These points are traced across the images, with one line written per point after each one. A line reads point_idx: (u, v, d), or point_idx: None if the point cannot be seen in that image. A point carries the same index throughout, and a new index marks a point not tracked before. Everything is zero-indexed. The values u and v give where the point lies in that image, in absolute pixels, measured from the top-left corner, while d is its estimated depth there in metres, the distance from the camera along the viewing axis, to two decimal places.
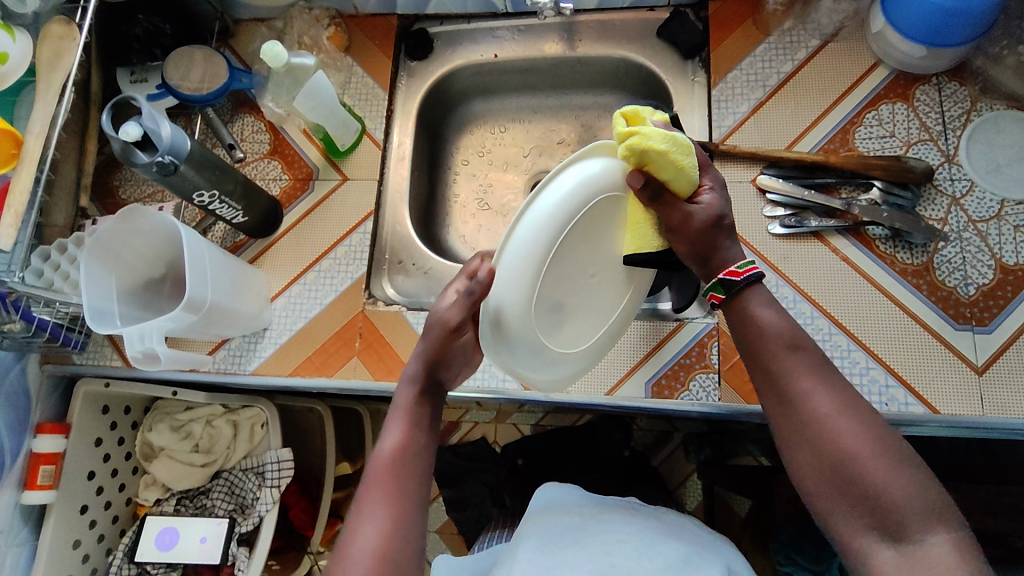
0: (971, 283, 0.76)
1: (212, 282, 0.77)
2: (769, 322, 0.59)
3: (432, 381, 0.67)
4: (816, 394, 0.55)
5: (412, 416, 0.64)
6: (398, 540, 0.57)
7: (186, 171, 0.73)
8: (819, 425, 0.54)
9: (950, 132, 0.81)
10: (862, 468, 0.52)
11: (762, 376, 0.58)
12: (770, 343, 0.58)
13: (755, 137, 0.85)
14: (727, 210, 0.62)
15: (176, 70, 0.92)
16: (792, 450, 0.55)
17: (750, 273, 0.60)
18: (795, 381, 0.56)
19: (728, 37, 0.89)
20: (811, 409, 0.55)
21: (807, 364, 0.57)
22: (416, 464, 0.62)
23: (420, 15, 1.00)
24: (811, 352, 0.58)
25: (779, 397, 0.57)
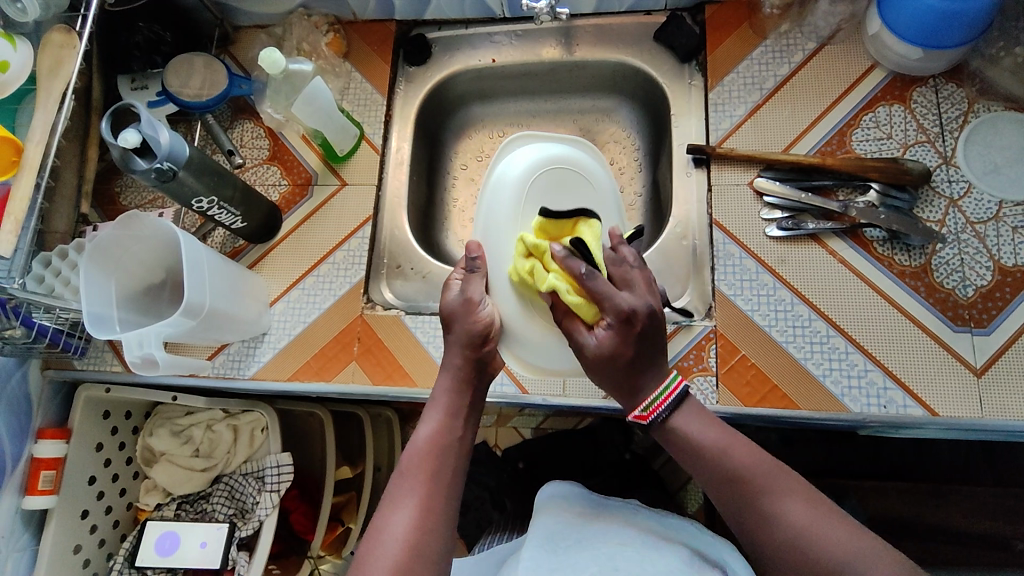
0: (970, 284, 0.76)
1: (211, 287, 0.78)
2: (715, 448, 0.62)
3: (470, 375, 0.68)
4: (783, 510, 0.58)
5: (447, 407, 0.66)
6: (427, 529, 0.59)
7: (185, 177, 0.73)
8: (795, 545, 0.56)
9: (947, 134, 0.81)
10: (844, 574, 0.54)
11: (734, 496, 0.61)
12: (730, 464, 0.61)
13: (752, 140, 0.85)
14: (616, 350, 0.64)
15: (176, 78, 0.93)
16: (777, 564, 0.58)
17: (658, 412, 0.64)
18: (763, 506, 0.59)
19: (724, 40, 0.89)
20: (784, 530, 0.57)
21: (771, 479, 0.60)
22: (449, 455, 0.64)
23: (418, 20, 1.01)
24: (767, 473, 0.60)
25: (754, 516, 0.59)
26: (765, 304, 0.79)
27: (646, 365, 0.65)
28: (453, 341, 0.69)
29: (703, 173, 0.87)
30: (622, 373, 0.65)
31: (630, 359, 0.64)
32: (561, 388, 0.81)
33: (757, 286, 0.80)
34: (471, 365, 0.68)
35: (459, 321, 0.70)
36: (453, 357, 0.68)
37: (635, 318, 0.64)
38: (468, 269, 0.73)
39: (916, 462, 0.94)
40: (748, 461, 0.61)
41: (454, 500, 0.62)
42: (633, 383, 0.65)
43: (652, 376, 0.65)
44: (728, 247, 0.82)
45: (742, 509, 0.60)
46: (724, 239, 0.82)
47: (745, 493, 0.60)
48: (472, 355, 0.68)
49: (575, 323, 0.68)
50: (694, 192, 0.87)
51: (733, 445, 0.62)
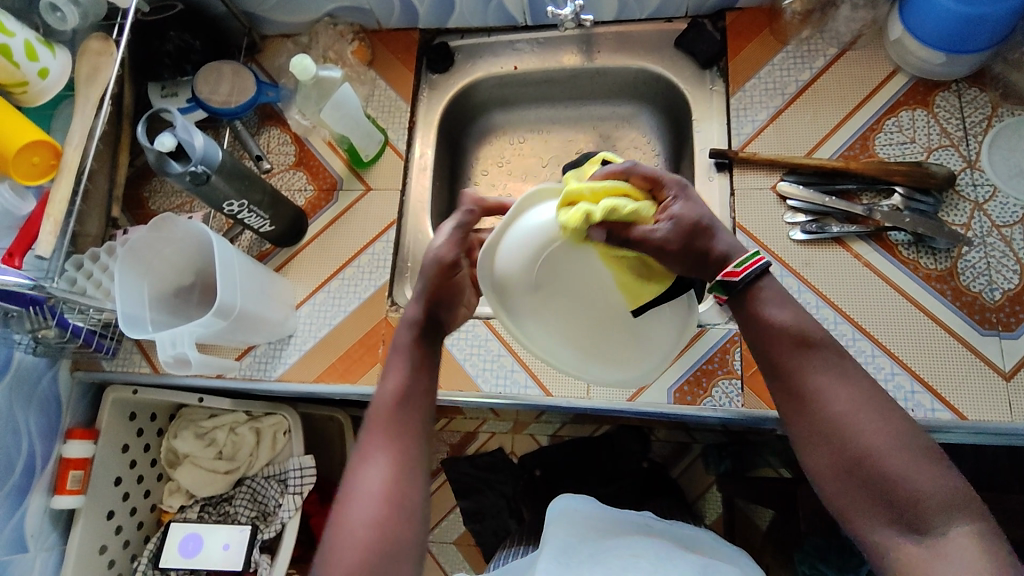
0: (997, 288, 0.76)
1: (242, 289, 0.79)
2: (785, 323, 0.59)
3: (430, 325, 0.68)
4: (838, 391, 0.56)
5: (412, 358, 0.66)
6: (403, 484, 0.58)
7: (217, 180, 0.75)
8: (842, 422, 0.54)
9: (971, 138, 0.82)
10: (886, 463, 0.52)
11: (782, 374, 0.58)
12: (789, 343, 0.58)
13: (774, 144, 0.86)
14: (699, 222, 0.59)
15: (206, 84, 0.95)
16: (810, 447, 0.56)
17: (750, 271, 0.60)
18: (818, 380, 0.56)
19: (746, 46, 0.90)
20: (829, 409, 0.55)
21: (824, 362, 0.57)
22: (417, 406, 0.63)
23: (441, 29, 1.02)
24: (833, 348, 0.58)
25: (800, 395, 0.57)
26: None
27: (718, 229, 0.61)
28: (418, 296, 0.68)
29: (725, 176, 0.88)
30: (700, 249, 0.59)
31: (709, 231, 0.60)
32: (585, 391, 0.81)
33: (781, 289, 0.80)
34: (424, 318, 0.67)
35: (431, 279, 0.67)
36: (415, 309, 0.68)
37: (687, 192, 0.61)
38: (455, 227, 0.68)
39: None
40: (817, 332, 0.58)
41: (423, 447, 0.62)
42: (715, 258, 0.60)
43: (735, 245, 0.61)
44: (751, 250, 0.82)
45: (793, 378, 0.57)
46: (747, 242, 0.83)
47: (804, 360, 0.57)
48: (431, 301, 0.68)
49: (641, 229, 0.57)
50: (717, 195, 0.87)
51: (803, 322, 0.59)
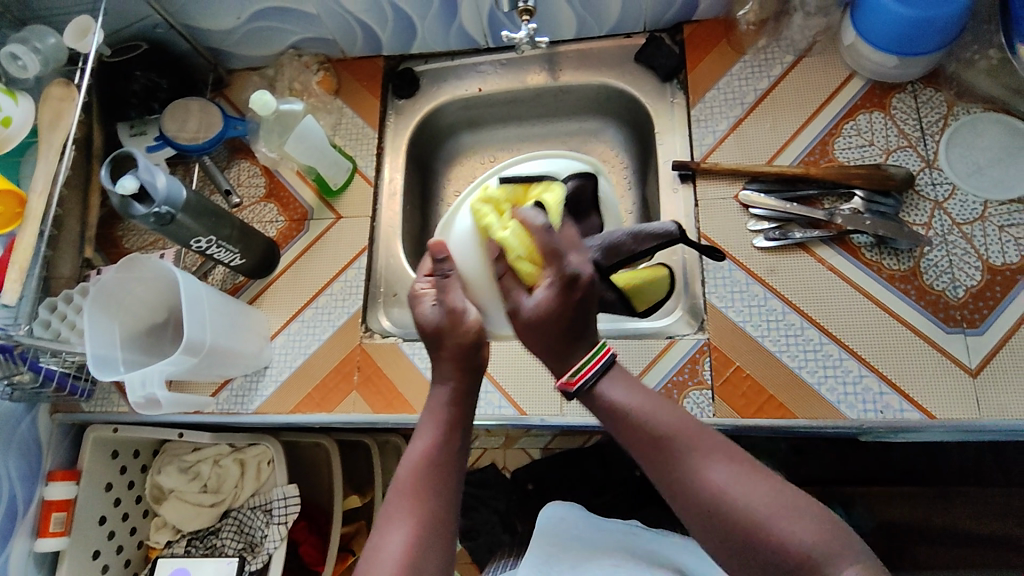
0: (960, 285, 0.77)
1: (212, 324, 0.79)
2: (639, 413, 0.60)
3: (466, 379, 0.68)
4: (704, 470, 0.56)
5: (442, 419, 0.66)
6: (425, 545, 0.58)
7: (184, 221, 0.76)
8: (716, 504, 0.54)
9: (929, 138, 0.82)
10: (765, 529, 0.52)
11: (653, 462, 0.58)
12: (647, 433, 0.59)
13: (735, 153, 0.86)
14: (554, 308, 0.64)
15: (174, 121, 0.96)
16: (696, 528, 0.55)
17: (585, 379, 0.63)
18: (685, 468, 0.56)
19: (704, 58, 0.91)
20: (699, 490, 0.55)
21: (683, 443, 0.58)
22: (446, 468, 0.63)
23: (405, 55, 1.03)
24: (691, 433, 0.58)
25: (670, 478, 0.57)
26: (757, 315, 0.80)
27: (575, 326, 0.65)
28: (444, 354, 0.69)
29: (689, 188, 0.88)
30: (553, 340, 0.65)
31: (561, 325, 0.64)
32: (559, 408, 0.82)
33: (747, 297, 0.81)
34: (461, 369, 0.68)
35: (447, 335, 0.69)
36: (445, 365, 0.68)
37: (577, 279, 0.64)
38: (440, 278, 0.70)
39: (923, 464, 0.93)
40: (671, 425, 0.59)
41: (450, 505, 0.62)
42: (562, 354, 0.65)
43: (577, 347, 0.65)
44: (717, 260, 0.83)
45: (663, 469, 0.58)
46: None
47: (666, 456, 0.57)
48: (457, 357, 0.68)
49: (512, 286, 0.70)
50: (681, 207, 0.88)
51: (657, 406, 0.61)
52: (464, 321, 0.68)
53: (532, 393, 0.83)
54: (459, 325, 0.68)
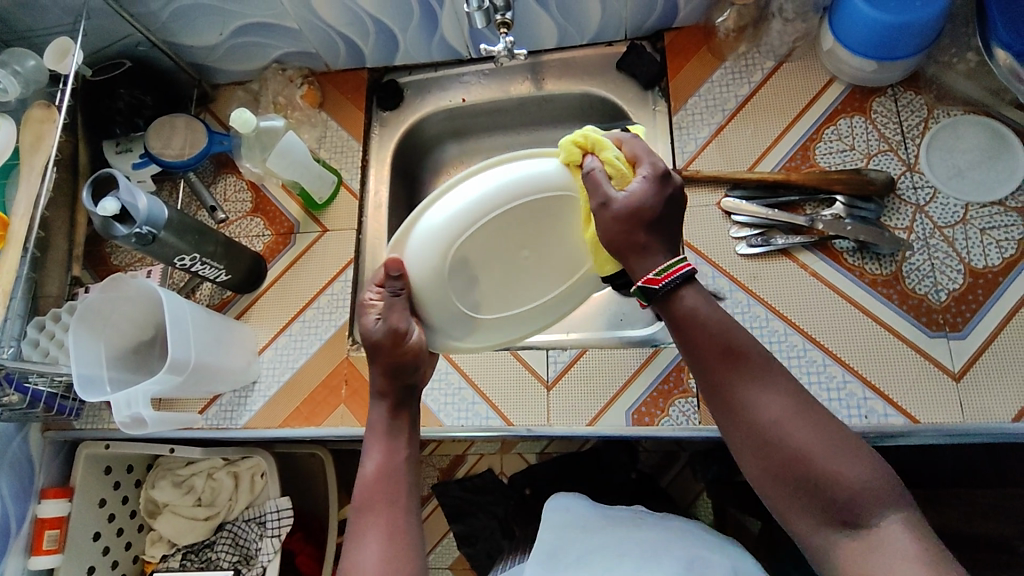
0: (942, 289, 0.77)
1: (196, 342, 0.79)
2: (713, 328, 0.56)
3: (399, 394, 0.67)
4: (766, 398, 0.54)
5: (388, 433, 0.65)
6: (399, 558, 0.58)
7: (169, 240, 0.77)
8: (773, 431, 0.53)
9: (909, 141, 0.82)
10: (816, 462, 0.52)
11: (715, 382, 0.56)
12: (714, 351, 0.56)
13: (718, 160, 0.86)
14: (651, 203, 0.58)
15: (158, 139, 0.97)
16: (743, 451, 0.54)
17: (671, 280, 0.56)
18: (749, 392, 0.54)
19: (686, 65, 0.91)
20: (758, 417, 0.54)
21: (750, 367, 0.55)
22: (400, 479, 0.62)
23: (389, 66, 1.03)
24: (762, 358, 0.55)
25: (729, 401, 0.55)
26: (741, 323, 0.80)
27: (661, 231, 0.58)
28: (375, 376, 0.67)
29: None
30: (640, 234, 0.57)
31: (654, 220, 0.58)
32: (546, 418, 0.82)
33: (731, 304, 0.81)
34: (392, 385, 0.66)
35: (385, 353, 0.65)
36: (376, 378, 0.67)
37: (670, 182, 0.60)
38: (389, 295, 0.66)
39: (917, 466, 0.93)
40: (743, 347, 0.56)
41: (415, 513, 0.61)
42: (642, 251, 0.58)
43: (660, 247, 0.58)
44: (700, 267, 0.83)
45: (724, 391, 0.55)
46: (695, 259, 0.84)
47: (732, 377, 0.55)
48: (389, 371, 0.65)
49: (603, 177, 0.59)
50: None
51: (730, 325, 0.56)
52: (406, 342, 0.65)
53: (519, 404, 0.83)
54: (391, 347, 0.65)
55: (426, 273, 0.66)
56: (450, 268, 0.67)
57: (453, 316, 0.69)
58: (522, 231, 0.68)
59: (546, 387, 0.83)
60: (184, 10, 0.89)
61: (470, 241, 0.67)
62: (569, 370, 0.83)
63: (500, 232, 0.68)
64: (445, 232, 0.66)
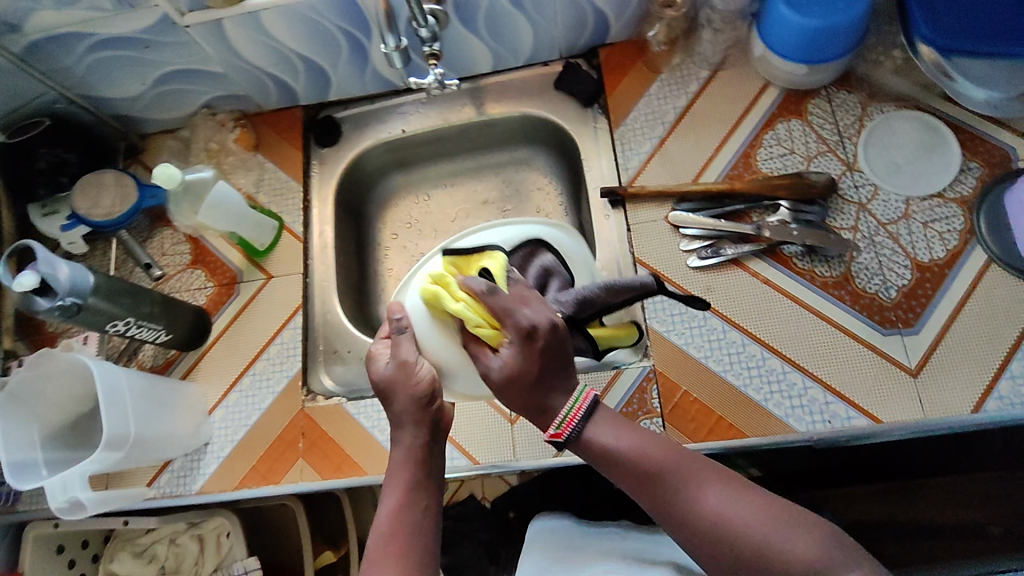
0: (892, 286, 0.77)
1: (134, 412, 0.75)
2: (626, 453, 0.56)
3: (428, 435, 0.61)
4: (700, 500, 0.53)
5: (410, 477, 0.59)
6: None
7: (95, 307, 0.73)
8: (720, 534, 0.52)
9: (847, 141, 0.83)
10: (769, 550, 0.50)
11: (650, 501, 0.55)
12: (637, 473, 0.55)
13: (661, 175, 0.86)
14: (523, 372, 0.58)
15: (86, 199, 0.91)
16: (702, 560, 0.53)
17: (571, 427, 0.57)
18: (680, 502, 0.54)
19: (622, 81, 0.91)
20: (701, 523, 0.52)
21: (675, 475, 0.55)
22: (422, 530, 0.56)
23: (323, 102, 1.00)
24: (683, 463, 0.55)
25: (670, 515, 0.54)
26: (699, 337, 0.79)
27: (551, 380, 0.58)
28: (400, 413, 0.61)
29: (621, 214, 0.87)
30: (534, 394, 0.58)
31: (535, 382, 0.58)
32: (512, 453, 0.80)
33: (687, 319, 0.80)
34: (424, 427, 0.61)
35: (401, 389, 0.62)
36: (405, 419, 0.61)
37: (539, 333, 0.58)
38: (395, 333, 0.65)
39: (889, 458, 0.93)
40: (661, 458, 0.56)
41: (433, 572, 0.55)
42: (543, 404, 0.59)
43: (558, 394, 0.59)
44: None
45: (660, 508, 0.54)
46: None
47: (661, 491, 0.54)
48: (418, 408, 0.61)
49: (478, 348, 0.61)
50: (614, 233, 0.86)
51: (642, 442, 0.57)
52: (417, 374, 0.62)
53: (483, 440, 0.80)
54: (414, 378, 0.62)
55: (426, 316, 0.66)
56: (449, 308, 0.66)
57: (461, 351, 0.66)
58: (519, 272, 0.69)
59: (510, 421, 0.81)
60: (99, 63, 0.85)
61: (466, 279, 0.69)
62: None
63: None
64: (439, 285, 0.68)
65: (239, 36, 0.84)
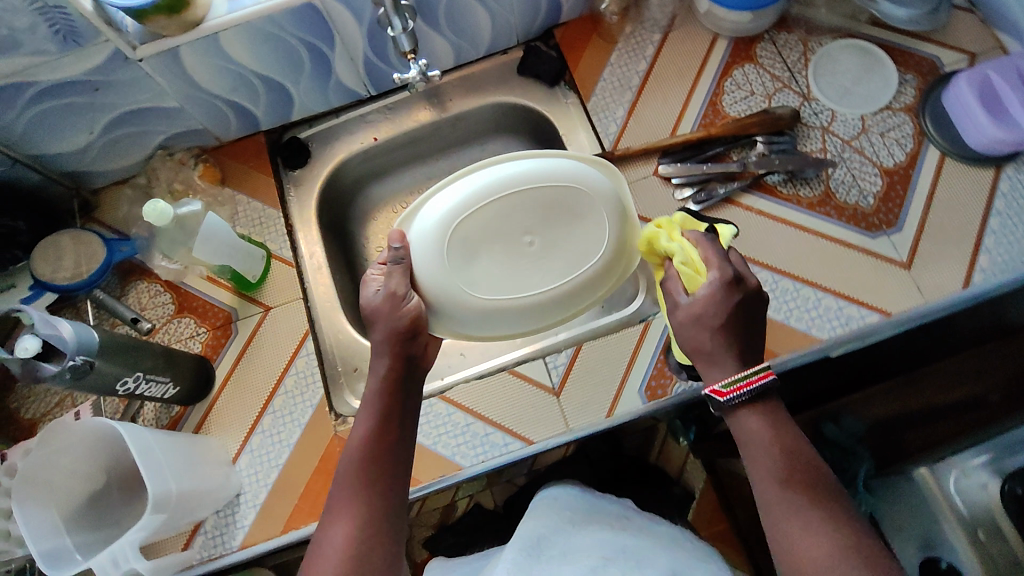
0: (868, 193, 0.84)
1: (171, 469, 0.69)
2: (776, 453, 0.58)
3: (403, 369, 0.68)
4: (813, 533, 0.54)
5: (379, 409, 0.66)
6: (366, 537, 0.60)
7: (101, 368, 0.67)
8: (815, 563, 0.52)
9: (798, 75, 0.90)
10: None
11: (768, 498, 0.57)
12: (774, 474, 0.57)
13: (640, 134, 0.90)
14: (712, 309, 0.63)
15: (45, 265, 0.84)
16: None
17: (735, 394, 0.60)
18: (796, 524, 0.55)
19: (583, 55, 0.94)
20: (803, 550, 0.53)
21: (803, 500, 0.55)
22: (387, 463, 0.64)
23: (285, 125, 0.97)
24: (818, 493, 0.56)
25: (779, 529, 0.56)
26: None
27: (739, 341, 0.62)
28: (380, 341, 0.69)
29: None
30: (714, 341, 0.62)
31: (716, 322, 0.63)
32: (563, 424, 0.80)
33: None
34: (398, 361, 0.68)
35: (384, 317, 0.70)
36: (380, 346, 0.69)
37: (742, 287, 0.64)
38: (390, 262, 0.73)
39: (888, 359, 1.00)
40: (806, 475, 0.57)
41: (392, 510, 0.63)
42: (710, 359, 0.63)
43: (729, 358, 0.62)
44: None
45: (776, 514, 0.56)
46: None
47: (784, 497, 0.56)
48: (393, 338, 0.69)
49: (675, 283, 0.69)
50: None
51: (797, 455, 0.58)
52: (403, 305, 0.70)
53: (533, 418, 0.80)
54: (393, 305, 0.70)
55: (432, 241, 0.75)
56: (453, 243, 0.75)
57: (457, 295, 0.75)
58: (527, 218, 0.77)
59: (555, 394, 0.81)
60: (43, 116, 0.78)
61: (468, 221, 0.75)
62: (570, 372, 0.82)
63: (499, 216, 0.77)
64: (451, 213, 0.75)
65: (198, 64, 0.79)
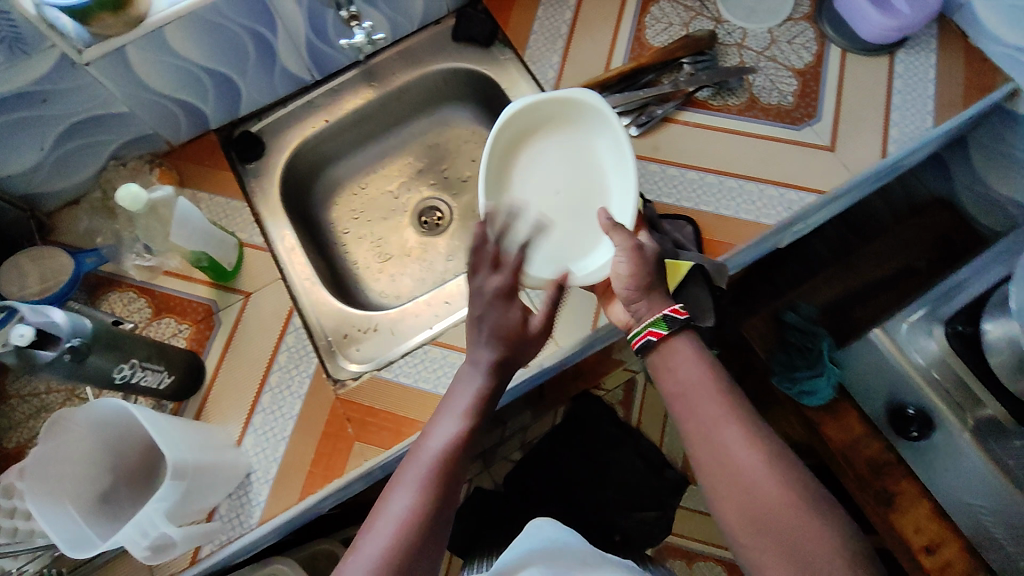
0: (787, 93, 0.92)
1: (185, 444, 0.70)
2: (701, 383, 0.66)
3: (503, 370, 0.65)
4: (738, 445, 0.61)
5: (473, 404, 0.64)
6: (433, 526, 0.57)
7: (96, 357, 0.67)
8: (731, 470, 0.61)
9: (708, 3, 0.98)
10: (777, 513, 0.58)
11: (686, 413, 0.66)
12: (699, 396, 0.65)
13: (576, 75, 0.96)
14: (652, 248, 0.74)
15: (11, 286, 0.83)
16: (719, 495, 0.61)
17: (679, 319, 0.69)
18: (721, 438, 0.62)
19: (511, 14, 1.00)
20: (728, 460, 0.61)
21: (720, 414, 0.63)
22: (463, 465, 0.62)
23: (235, 120, 0.99)
24: (732, 410, 0.64)
25: (706, 438, 0.63)
26: (665, 187, 0.89)
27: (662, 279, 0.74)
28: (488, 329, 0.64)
29: None
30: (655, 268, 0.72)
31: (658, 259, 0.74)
32: (554, 343, 0.84)
33: (649, 177, 0.90)
34: (505, 357, 0.64)
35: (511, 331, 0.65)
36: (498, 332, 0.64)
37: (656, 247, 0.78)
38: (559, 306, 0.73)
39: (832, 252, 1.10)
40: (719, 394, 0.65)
41: (451, 522, 0.59)
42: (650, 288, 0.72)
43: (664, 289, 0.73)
44: None
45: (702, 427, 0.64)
46: None
47: (710, 416, 0.64)
48: (512, 341, 0.64)
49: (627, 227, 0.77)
50: None
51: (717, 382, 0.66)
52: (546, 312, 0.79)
53: None
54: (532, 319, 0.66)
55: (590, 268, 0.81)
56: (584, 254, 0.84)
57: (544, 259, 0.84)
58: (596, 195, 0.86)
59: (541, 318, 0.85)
60: None
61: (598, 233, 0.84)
62: None
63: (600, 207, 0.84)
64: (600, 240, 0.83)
65: (144, 62, 0.81)
